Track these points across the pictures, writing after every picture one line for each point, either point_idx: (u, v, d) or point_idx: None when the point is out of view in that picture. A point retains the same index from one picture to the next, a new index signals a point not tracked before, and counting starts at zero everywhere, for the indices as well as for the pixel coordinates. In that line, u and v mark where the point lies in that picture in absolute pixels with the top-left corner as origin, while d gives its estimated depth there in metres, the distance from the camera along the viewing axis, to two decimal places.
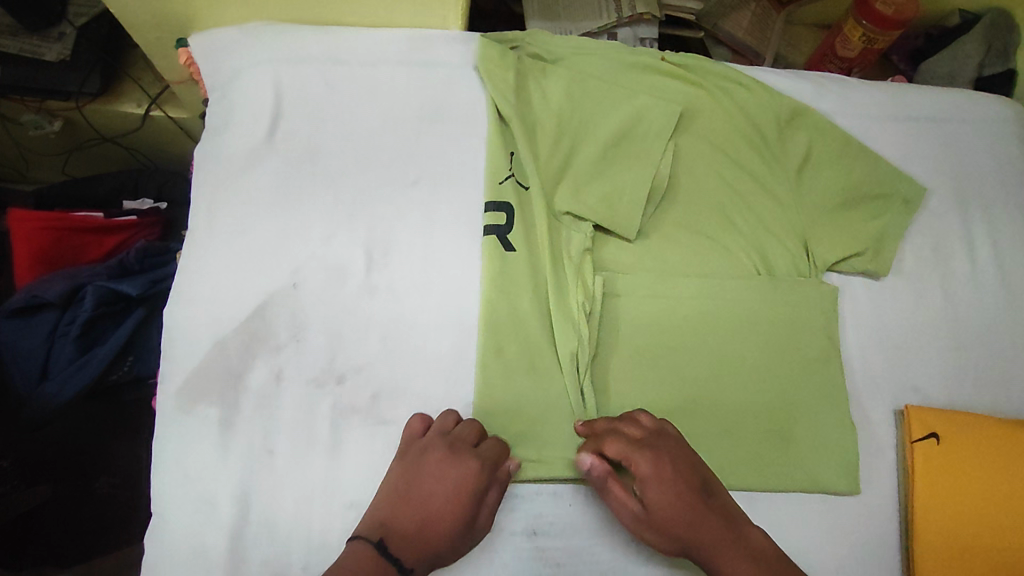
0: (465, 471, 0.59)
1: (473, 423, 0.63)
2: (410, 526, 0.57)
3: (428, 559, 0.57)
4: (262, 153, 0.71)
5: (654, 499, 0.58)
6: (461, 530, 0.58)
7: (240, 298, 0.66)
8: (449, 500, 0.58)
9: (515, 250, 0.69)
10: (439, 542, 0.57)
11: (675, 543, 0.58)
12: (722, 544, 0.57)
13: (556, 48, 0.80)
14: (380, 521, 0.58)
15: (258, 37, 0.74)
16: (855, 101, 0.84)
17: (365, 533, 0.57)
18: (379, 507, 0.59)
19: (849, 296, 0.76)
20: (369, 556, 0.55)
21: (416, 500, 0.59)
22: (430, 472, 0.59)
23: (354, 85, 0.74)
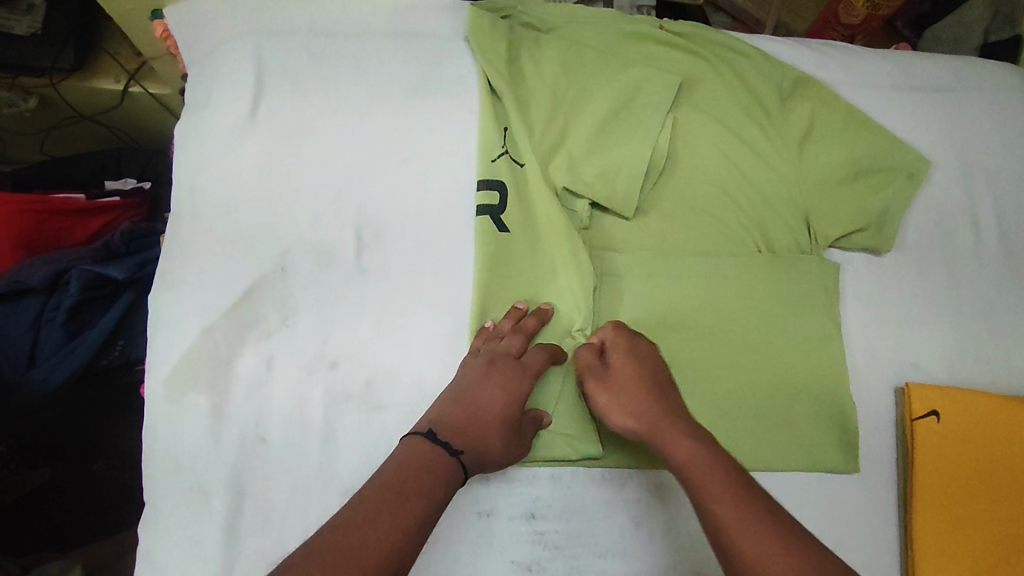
0: (518, 375, 0.61)
1: (516, 336, 0.63)
2: (462, 417, 0.57)
3: (477, 455, 0.56)
4: (244, 131, 0.68)
5: (631, 367, 0.60)
6: (511, 429, 0.59)
7: (229, 281, 0.64)
8: (502, 401, 0.59)
9: (509, 231, 0.67)
10: (492, 439, 0.57)
11: (634, 402, 0.58)
12: (675, 428, 0.55)
13: (550, 17, 0.77)
14: (434, 415, 0.57)
15: (238, 9, 0.71)
16: (859, 70, 0.81)
17: (419, 425, 0.56)
18: (430, 408, 0.58)
19: (850, 272, 0.75)
20: (429, 451, 0.53)
21: (470, 396, 0.58)
22: (477, 380, 0.59)
23: (339, 57, 0.71)
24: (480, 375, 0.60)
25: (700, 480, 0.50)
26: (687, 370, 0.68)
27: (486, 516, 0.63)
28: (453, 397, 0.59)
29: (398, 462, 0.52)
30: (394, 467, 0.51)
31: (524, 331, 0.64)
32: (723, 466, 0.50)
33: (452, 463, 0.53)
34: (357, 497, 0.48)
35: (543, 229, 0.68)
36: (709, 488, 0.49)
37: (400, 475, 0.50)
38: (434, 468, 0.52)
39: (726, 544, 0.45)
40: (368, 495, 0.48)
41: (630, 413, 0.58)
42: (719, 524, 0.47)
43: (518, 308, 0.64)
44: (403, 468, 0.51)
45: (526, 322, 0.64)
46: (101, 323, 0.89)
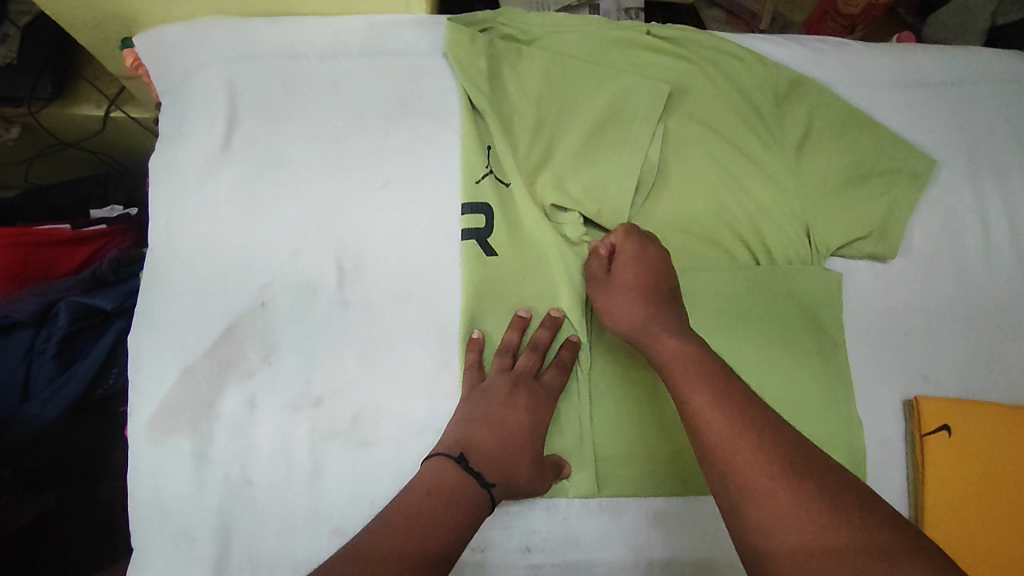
0: (539, 393, 0.60)
1: (534, 352, 0.62)
2: (492, 444, 0.56)
3: (506, 482, 0.55)
4: (220, 161, 0.66)
5: (647, 271, 0.60)
6: (538, 454, 0.58)
7: (209, 318, 0.62)
8: (527, 424, 0.58)
9: (496, 254, 0.65)
10: (522, 466, 0.56)
11: (630, 301, 0.58)
12: (669, 330, 0.55)
13: (532, 26, 0.73)
14: (460, 442, 0.56)
15: (209, 34, 0.69)
16: (859, 66, 0.77)
17: (446, 452, 0.55)
18: (452, 433, 0.57)
19: (854, 281, 0.72)
20: (439, 501, 0.50)
21: (497, 421, 0.57)
22: (499, 404, 0.58)
23: (314, 81, 0.68)
24: (503, 398, 0.58)
25: (682, 378, 0.50)
26: None
27: (480, 551, 0.61)
28: (479, 422, 0.57)
29: (425, 487, 0.51)
30: (395, 521, 0.49)
31: (540, 346, 0.62)
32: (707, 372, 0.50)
33: (480, 490, 0.53)
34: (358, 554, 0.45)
35: (531, 251, 0.66)
36: (687, 391, 0.49)
37: (405, 529, 0.48)
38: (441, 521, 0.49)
39: (702, 438, 0.47)
40: (373, 553, 0.45)
41: (630, 315, 0.58)
42: (696, 422, 0.47)
43: (522, 318, 0.63)
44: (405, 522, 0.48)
45: (540, 338, 0.62)
46: (93, 352, 0.88)
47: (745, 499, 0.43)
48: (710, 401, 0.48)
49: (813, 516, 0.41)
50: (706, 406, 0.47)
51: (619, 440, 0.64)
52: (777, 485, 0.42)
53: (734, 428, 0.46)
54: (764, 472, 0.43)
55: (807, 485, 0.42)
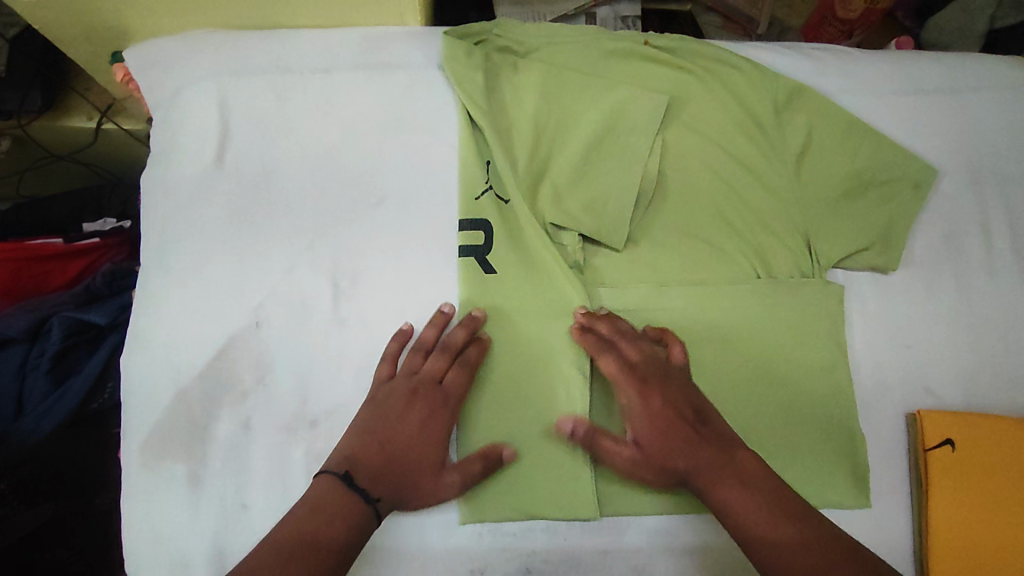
0: (437, 399, 0.59)
1: (442, 356, 0.61)
2: (378, 458, 0.56)
3: (396, 493, 0.56)
4: (211, 180, 0.65)
5: (654, 392, 0.59)
6: (438, 461, 0.58)
7: (202, 340, 0.61)
8: (422, 429, 0.58)
9: (495, 272, 0.65)
10: (415, 480, 0.57)
11: (642, 431, 0.58)
12: (700, 458, 0.56)
13: (529, 38, 0.72)
14: (350, 457, 0.56)
15: (201, 49, 0.68)
16: (859, 75, 0.76)
17: (334, 468, 0.55)
18: (344, 441, 0.57)
19: (856, 293, 0.71)
20: (294, 544, 0.50)
21: (385, 432, 0.57)
22: (396, 413, 0.58)
23: (307, 96, 0.67)
24: (400, 408, 0.58)
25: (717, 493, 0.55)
26: None
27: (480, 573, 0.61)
28: (371, 433, 0.57)
29: (310, 505, 0.53)
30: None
31: (451, 348, 0.61)
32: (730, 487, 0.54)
33: (363, 507, 0.54)
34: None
35: (530, 267, 0.65)
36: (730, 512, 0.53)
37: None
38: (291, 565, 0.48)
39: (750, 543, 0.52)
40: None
41: (655, 446, 0.58)
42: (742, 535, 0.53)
43: (443, 314, 0.62)
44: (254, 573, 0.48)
45: (453, 337, 0.61)
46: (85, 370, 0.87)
47: None
48: (766, 534, 0.51)
49: None
50: (769, 543, 0.51)
51: None
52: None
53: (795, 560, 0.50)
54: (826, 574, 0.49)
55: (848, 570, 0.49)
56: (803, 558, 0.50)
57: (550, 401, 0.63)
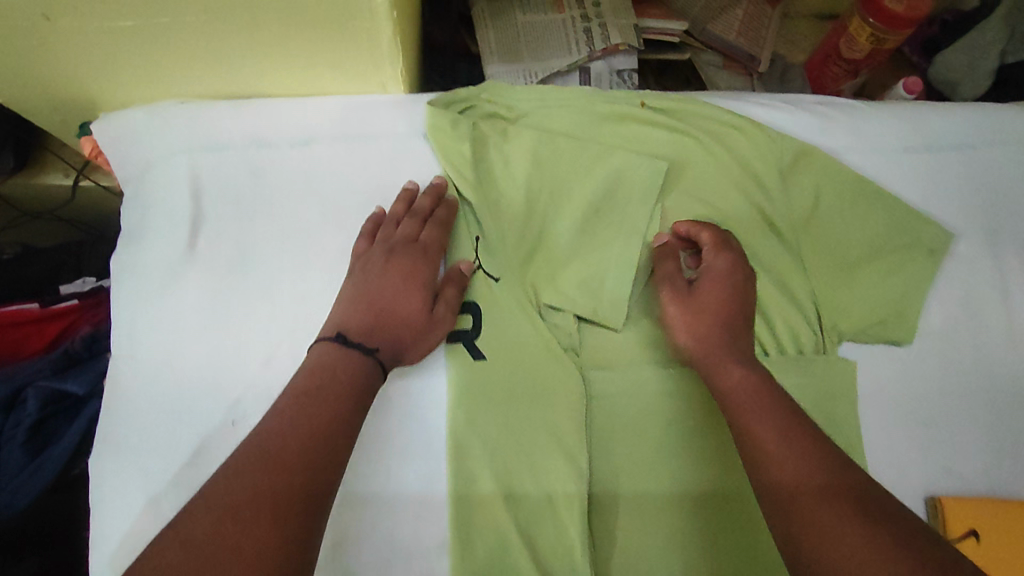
0: (415, 258, 0.60)
1: (412, 221, 0.61)
2: (370, 319, 0.56)
3: (392, 347, 0.56)
4: (184, 270, 0.62)
5: (706, 292, 0.59)
6: (426, 310, 0.58)
7: (176, 440, 0.58)
8: (406, 287, 0.58)
9: (484, 357, 0.61)
10: (398, 303, 0.57)
11: (698, 328, 0.57)
12: (736, 358, 0.55)
13: (519, 102, 0.68)
14: (340, 325, 0.56)
15: (169, 121, 0.64)
16: (869, 132, 0.72)
17: (326, 336, 0.55)
18: (333, 313, 0.57)
19: (870, 368, 0.67)
20: (282, 443, 0.47)
21: (373, 294, 0.58)
22: (377, 274, 0.59)
23: (284, 171, 0.63)
24: (380, 267, 0.59)
25: (745, 431, 0.50)
26: (692, 503, 0.60)
27: None
28: (357, 301, 0.57)
29: (308, 372, 0.52)
30: (225, 482, 0.44)
31: (420, 213, 0.62)
32: (772, 409, 0.50)
33: (366, 359, 0.54)
34: (179, 539, 0.41)
35: (522, 351, 0.62)
36: (755, 435, 0.49)
37: (234, 500, 0.43)
38: (282, 472, 0.45)
39: (761, 458, 0.48)
40: (191, 528, 0.41)
41: (697, 342, 0.57)
42: (759, 453, 0.48)
43: (410, 189, 0.63)
44: (239, 481, 0.44)
45: (418, 203, 0.62)
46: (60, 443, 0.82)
47: (815, 543, 0.43)
48: (783, 465, 0.47)
49: (871, 552, 0.40)
50: (779, 480, 0.46)
51: (622, 559, 0.59)
52: (848, 527, 0.42)
53: (805, 498, 0.44)
54: (838, 525, 0.42)
55: (879, 531, 0.41)
56: (815, 507, 0.44)
57: (543, 498, 0.59)
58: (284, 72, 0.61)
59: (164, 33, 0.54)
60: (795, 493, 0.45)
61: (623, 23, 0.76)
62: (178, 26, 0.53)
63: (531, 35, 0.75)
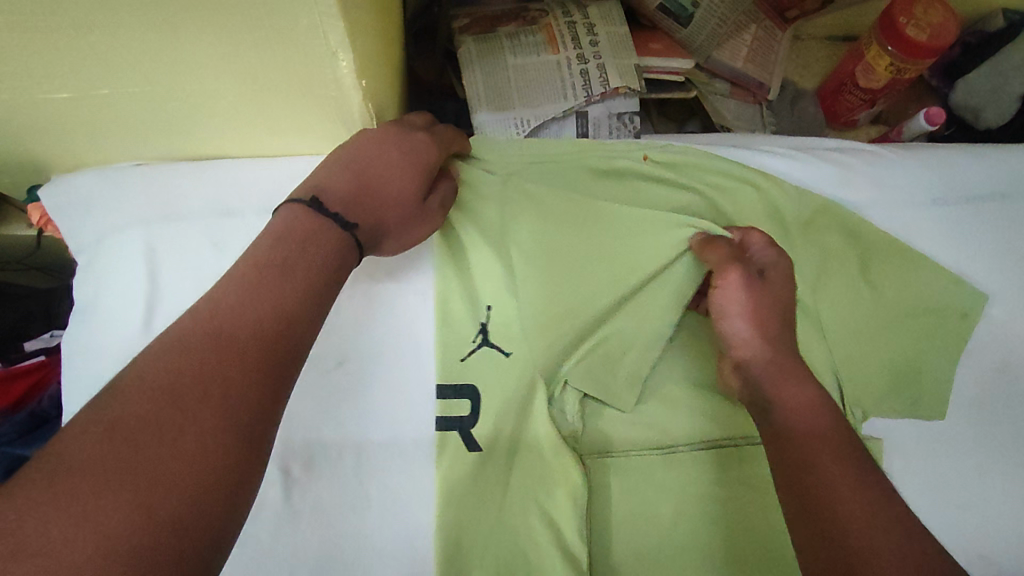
0: (424, 138, 0.53)
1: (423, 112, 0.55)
2: (353, 185, 0.48)
3: (372, 220, 0.49)
4: (137, 351, 0.55)
5: (777, 287, 0.55)
6: (415, 202, 0.52)
7: None
8: (412, 159, 0.51)
9: (481, 449, 0.55)
10: (398, 191, 0.50)
11: (764, 324, 0.53)
12: (803, 377, 0.50)
13: (509, 158, 0.63)
14: (322, 187, 0.47)
15: (124, 187, 0.58)
16: (894, 183, 0.65)
17: (306, 201, 0.46)
18: (315, 173, 0.49)
19: (898, 448, 0.60)
20: (239, 317, 0.38)
21: (365, 159, 0.49)
22: (378, 137, 0.51)
23: (250, 242, 0.57)
24: (381, 135, 0.51)
25: (809, 443, 0.45)
26: None
27: None
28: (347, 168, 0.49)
29: (274, 235, 0.44)
30: (160, 357, 0.35)
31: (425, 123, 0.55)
32: (842, 440, 0.45)
33: (343, 233, 0.46)
34: (107, 420, 0.32)
35: (514, 437, 0.56)
36: (816, 453, 0.44)
37: (177, 375, 0.35)
38: (237, 360, 0.37)
39: (811, 482, 0.43)
40: (121, 409, 0.33)
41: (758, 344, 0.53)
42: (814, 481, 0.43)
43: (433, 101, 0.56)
44: (179, 358, 0.36)
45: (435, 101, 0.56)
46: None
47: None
48: (839, 486, 0.42)
49: None
50: (795, 427, 0.47)
51: None
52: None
53: (821, 447, 0.45)
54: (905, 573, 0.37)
55: None
56: (831, 462, 0.43)
57: None
58: (247, 137, 0.55)
59: (104, 103, 0.49)
60: (854, 529, 0.39)
61: (623, 65, 0.70)
62: (119, 96, 0.48)
63: (523, 78, 0.69)
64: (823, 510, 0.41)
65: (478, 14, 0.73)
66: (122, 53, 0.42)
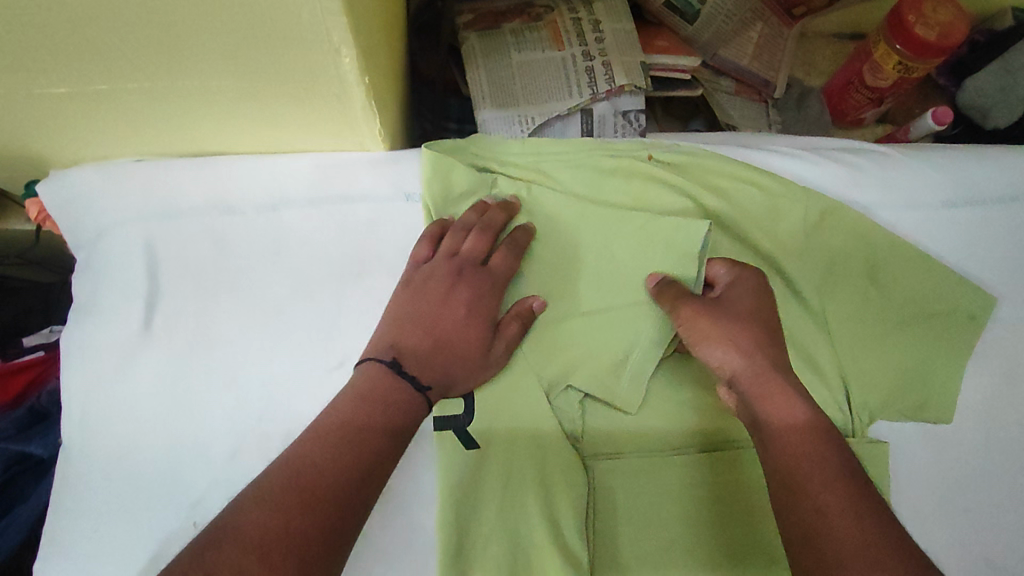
0: (483, 281, 0.55)
1: (479, 238, 0.56)
2: (425, 347, 0.52)
3: (444, 379, 0.51)
4: (140, 351, 0.54)
5: (737, 303, 0.53)
6: (484, 346, 0.54)
7: (125, 555, 0.51)
8: (472, 318, 0.54)
9: (478, 447, 0.54)
10: (457, 334, 0.53)
11: (741, 341, 0.50)
12: (791, 395, 0.48)
13: (514, 156, 0.62)
14: (389, 343, 0.52)
15: (123, 183, 0.57)
16: (901, 185, 0.64)
17: (376, 356, 0.51)
18: (386, 328, 0.53)
19: (904, 453, 0.59)
20: (335, 466, 0.44)
21: (432, 317, 0.53)
22: (441, 301, 0.54)
23: (252, 241, 0.57)
24: (442, 297, 0.54)
25: (791, 453, 0.45)
26: None
27: None
28: (411, 319, 0.53)
29: (358, 396, 0.48)
30: (252, 508, 0.40)
31: (492, 228, 0.57)
32: (825, 453, 0.44)
33: (417, 395, 0.50)
34: (228, 541, 0.38)
35: (516, 440, 0.55)
36: (798, 467, 0.44)
37: (292, 492, 0.41)
38: (334, 497, 0.42)
39: (795, 493, 0.43)
40: (244, 522, 0.39)
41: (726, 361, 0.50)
42: (792, 489, 0.43)
43: (484, 202, 0.58)
44: (266, 510, 0.40)
45: (493, 218, 0.57)
46: (11, 523, 0.71)
47: None
48: (821, 498, 0.42)
49: None
50: (779, 438, 0.46)
51: None
52: None
53: (804, 455, 0.44)
54: None
55: None
56: (815, 475, 0.43)
57: None
58: (248, 133, 0.55)
59: (102, 97, 0.48)
60: (841, 544, 0.39)
61: (629, 62, 0.69)
62: (118, 93, 0.47)
63: (527, 75, 0.68)
64: (809, 524, 0.41)
65: (483, 10, 0.73)
66: (118, 46, 0.41)
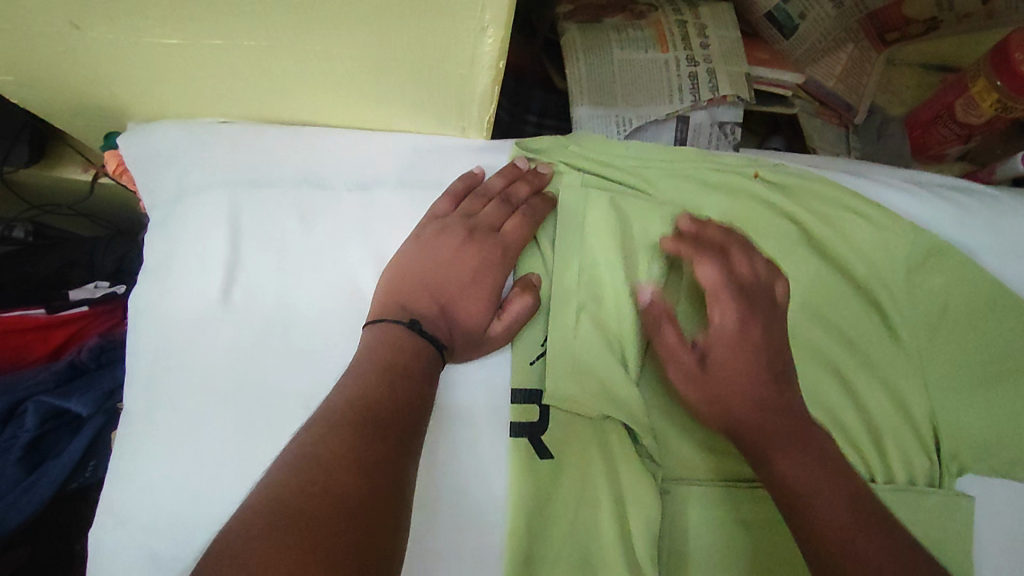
0: (492, 248, 0.53)
1: (497, 205, 0.55)
2: (433, 310, 0.50)
3: (456, 341, 0.50)
4: (214, 318, 0.52)
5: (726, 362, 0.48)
6: (493, 314, 0.52)
7: (178, 536, 0.47)
8: (477, 282, 0.52)
9: (552, 457, 0.51)
10: (461, 300, 0.52)
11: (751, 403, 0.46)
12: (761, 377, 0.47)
13: (612, 158, 0.60)
14: (398, 302, 0.50)
15: (209, 143, 0.55)
16: (1009, 230, 0.61)
17: (391, 315, 0.49)
18: (395, 284, 0.51)
19: (991, 510, 0.56)
20: (386, 398, 0.43)
21: (437, 276, 0.52)
22: (447, 260, 0.52)
23: (339, 217, 0.54)
24: (452, 257, 0.52)
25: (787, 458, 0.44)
26: None
27: None
28: (418, 277, 0.51)
29: (388, 345, 0.47)
30: (327, 436, 0.39)
31: (512, 201, 0.55)
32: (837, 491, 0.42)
33: (433, 352, 0.48)
34: (313, 464, 0.37)
35: (594, 457, 0.52)
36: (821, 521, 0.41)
37: (362, 411, 0.41)
38: (395, 427, 0.42)
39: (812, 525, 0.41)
40: (323, 447, 0.38)
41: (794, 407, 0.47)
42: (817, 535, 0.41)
43: (517, 167, 0.57)
44: (336, 437, 0.39)
45: (517, 190, 0.56)
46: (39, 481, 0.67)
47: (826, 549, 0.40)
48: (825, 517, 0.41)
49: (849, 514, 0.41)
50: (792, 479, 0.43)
51: None
52: (859, 541, 0.40)
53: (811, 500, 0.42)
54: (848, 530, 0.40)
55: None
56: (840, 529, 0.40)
57: None
58: (348, 107, 0.52)
59: (211, 55, 0.46)
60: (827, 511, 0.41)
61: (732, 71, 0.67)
62: (231, 50, 0.45)
63: (626, 74, 0.66)
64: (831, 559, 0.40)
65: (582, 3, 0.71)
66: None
